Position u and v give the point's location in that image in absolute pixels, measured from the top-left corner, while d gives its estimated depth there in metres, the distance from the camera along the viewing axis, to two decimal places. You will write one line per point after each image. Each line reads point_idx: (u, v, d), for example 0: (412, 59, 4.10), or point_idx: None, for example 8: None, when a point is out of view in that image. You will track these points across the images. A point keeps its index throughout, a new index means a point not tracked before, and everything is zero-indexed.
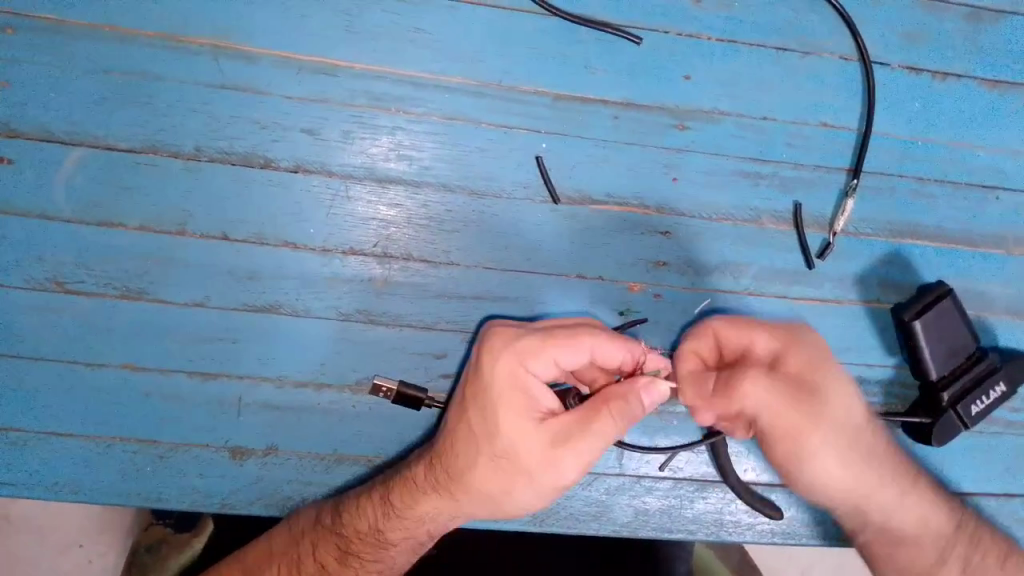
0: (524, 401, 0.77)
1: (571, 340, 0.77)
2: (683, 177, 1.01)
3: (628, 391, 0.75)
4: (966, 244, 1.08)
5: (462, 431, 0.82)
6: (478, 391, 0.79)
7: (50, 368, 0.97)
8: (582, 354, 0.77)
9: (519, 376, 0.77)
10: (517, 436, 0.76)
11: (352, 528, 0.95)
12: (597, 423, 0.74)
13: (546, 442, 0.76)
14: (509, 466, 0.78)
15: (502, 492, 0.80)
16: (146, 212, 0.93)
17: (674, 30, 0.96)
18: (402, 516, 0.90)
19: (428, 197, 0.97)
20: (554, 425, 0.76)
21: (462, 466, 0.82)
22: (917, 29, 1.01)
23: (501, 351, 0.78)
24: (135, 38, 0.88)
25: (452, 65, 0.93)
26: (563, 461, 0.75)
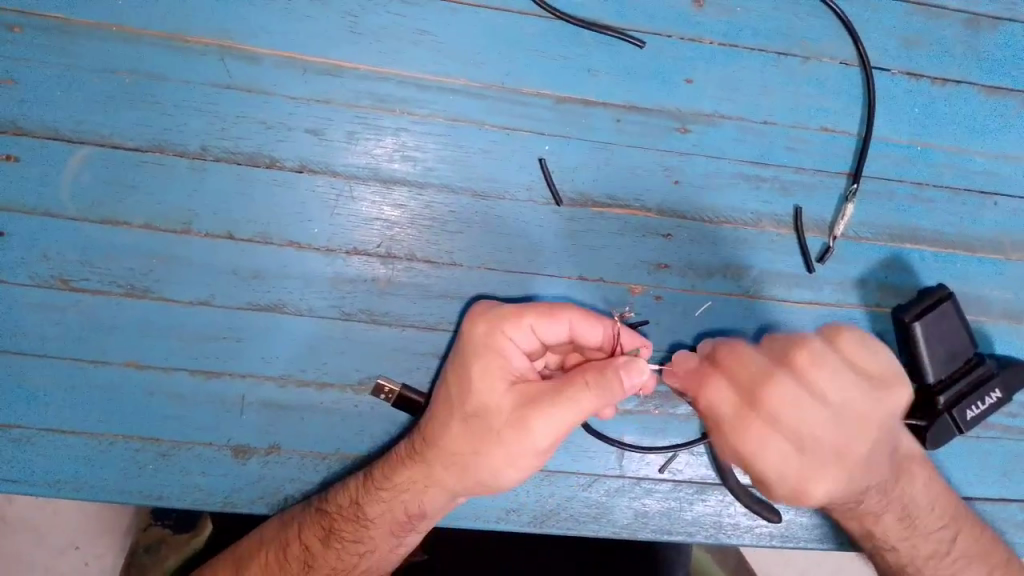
0: (498, 364, 0.78)
1: (546, 308, 0.81)
2: (684, 180, 1.01)
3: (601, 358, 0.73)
4: (965, 249, 1.09)
5: (443, 400, 0.83)
6: (457, 359, 0.82)
7: (54, 365, 0.97)
8: (560, 324, 0.82)
9: (496, 340, 0.79)
10: (491, 395, 0.78)
11: (336, 504, 0.96)
12: (571, 389, 0.73)
13: (517, 403, 0.76)
14: (482, 430, 0.79)
15: (477, 458, 0.80)
16: (151, 211, 0.93)
17: (677, 34, 0.97)
18: (382, 488, 0.92)
19: (431, 198, 0.97)
20: (526, 389, 0.76)
21: (440, 434, 0.83)
22: (917, 36, 1.02)
23: (479, 317, 0.81)
24: (143, 38, 0.89)
25: (456, 67, 0.94)
26: (533, 424, 0.74)
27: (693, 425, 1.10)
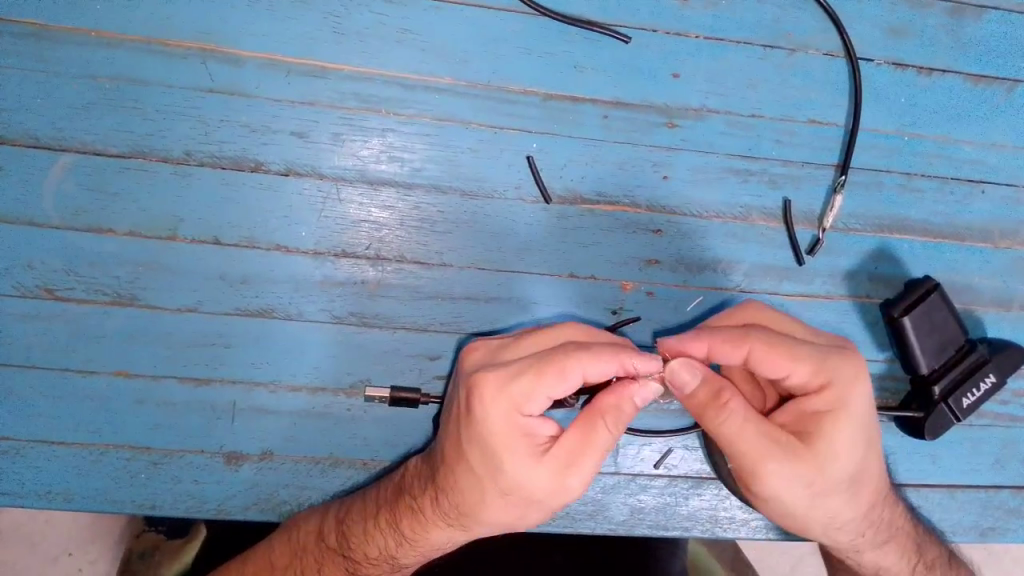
0: (524, 441, 0.71)
1: (557, 369, 0.69)
2: (673, 175, 1.01)
3: (619, 400, 0.70)
4: (953, 238, 1.10)
5: (462, 470, 0.76)
6: (472, 438, 0.73)
7: (41, 377, 0.96)
8: (573, 380, 0.69)
9: (515, 416, 0.71)
10: (525, 474, 0.71)
11: (361, 552, 0.93)
12: (599, 440, 0.71)
13: (554, 472, 0.71)
14: (524, 502, 0.73)
15: (519, 522, 0.75)
16: (136, 218, 0.92)
17: (662, 29, 0.96)
18: (415, 544, 0.88)
19: (419, 199, 0.97)
20: (560, 455, 0.71)
21: (473, 505, 0.76)
22: (901, 26, 1.02)
23: (491, 394, 0.71)
24: (123, 43, 0.88)
25: (441, 66, 0.93)
26: (576, 484, 0.71)
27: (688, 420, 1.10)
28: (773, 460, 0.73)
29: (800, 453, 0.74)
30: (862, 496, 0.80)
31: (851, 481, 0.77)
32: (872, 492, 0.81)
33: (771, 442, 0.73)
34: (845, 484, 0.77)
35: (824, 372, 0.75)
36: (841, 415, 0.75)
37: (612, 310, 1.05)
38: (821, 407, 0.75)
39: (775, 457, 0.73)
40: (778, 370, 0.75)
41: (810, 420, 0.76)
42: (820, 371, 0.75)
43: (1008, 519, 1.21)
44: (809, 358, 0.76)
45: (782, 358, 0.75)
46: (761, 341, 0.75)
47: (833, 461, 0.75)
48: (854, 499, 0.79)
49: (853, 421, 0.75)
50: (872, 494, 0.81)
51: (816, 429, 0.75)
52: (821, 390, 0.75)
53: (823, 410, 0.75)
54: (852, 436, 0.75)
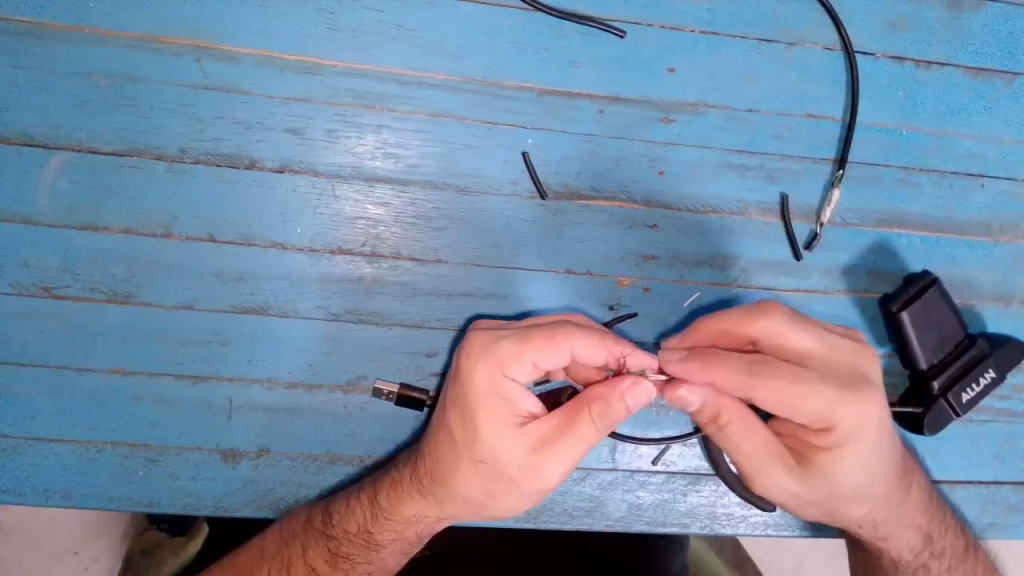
0: (504, 407, 0.72)
1: (545, 339, 0.70)
2: (669, 170, 1.01)
3: (609, 393, 0.69)
4: (953, 232, 1.09)
5: (445, 438, 0.78)
6: (458, 399, 0.74)
7: (39, 375, 0.96)
8: (559, 353, 0.70)
9: (500, 380, 0.71)
10: (499, 444, 0.72)
11: (341, 530, 0.94)
12: (578, 426, 0.70)
13: (528, 447, 0.72)
14: (496, 474, 0.74)
15: (490, 499, 0.77)
16: (132, 216, 0.92)
17: (658, 23, 0.96)
18: (390, 517, 0.89)
19: (415, 195, 0.97)
20: (536, 431, 0.71)
21: (448, 473, 0.79)
22: (899, 19, 1.01)
23: (480, 354, 0.72)
24: (117, 40, 0.88)
25: (436, 62, 0.93)
26: (545, 466, 0.71)
27: (685, 416, 1.10)
28: (777, 473, 0.79)
29: (802, 464, 0.78)
30: (866, 495, 0.85)
31: (852, 484, 0.81)
32: (878, 489, 0.85)
33: (771, 462, 0.78)
34: (842, 491, 0.82)
35: (829, 416, 0.73)
36: (847, 440, 0.76)
37: (609, 306, 1.05)
38: (822, 440, 0.76)
39: (772, 472, 0.78)
40: (785, 412, 0.72)
41: (817, 440, 0.77)
42: (830, 415, 0.73)
43: (1009, 515, 1.21)
44: (821, 401, 0.72)
45: (790, 401, 0.71)
46: (767, 385, 0.71)
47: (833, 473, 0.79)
48: (853, 500, 0.84)
49: (859, 446, 0.76)
50: (878, 494, 0.85)
51: (820, 448, 0.77)
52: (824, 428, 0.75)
53: (830, 437, 0.75)
54: (857, 455, 0.77)
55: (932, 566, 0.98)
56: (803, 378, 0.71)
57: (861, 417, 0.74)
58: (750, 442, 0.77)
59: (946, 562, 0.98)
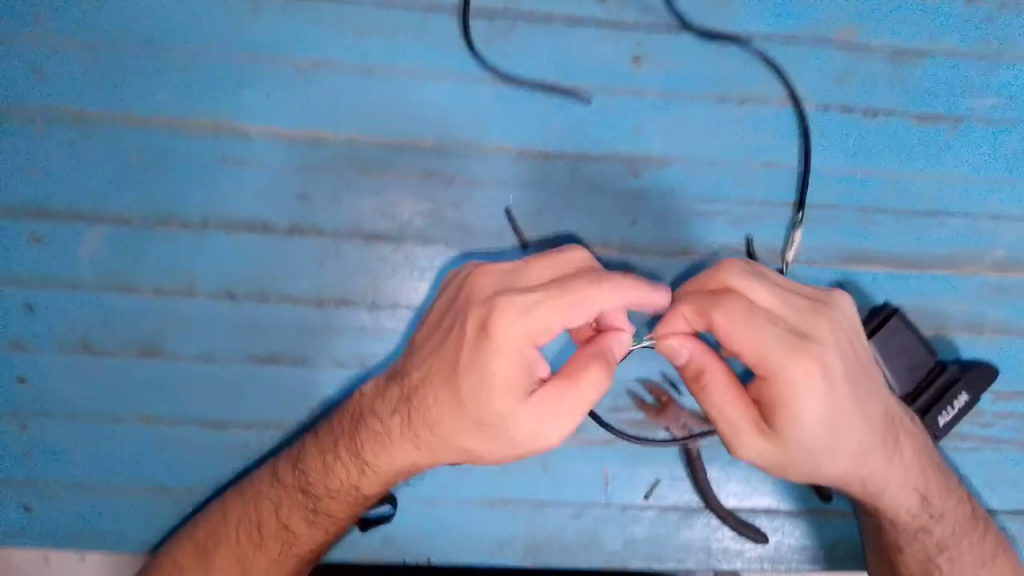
0: (524, 374, 0.78)
1: (579, 300, 0.75)
2: (641, 219, 1.11)
3: (603, 351, 0.81)
4: (917, 266, 1.16)
5: (447, 391, 0.81)
6: (477, 362, 0.78)
7: (77, 425, 1.07)
8: (584, 314, 0.76)
9: (524, 343, 0.76)
10: (509, 408, 0.78)
11: (320, 486, 0.96)
12: (585, 394, 0.79)
13: (534, 407, 0.78)
14: (498, 433, 0.81)
15: (486, 452, 0.83)
16: (160, 278, 1.04)
17: (621, 89, 1.08)
18: (379, 470, 0.91)
19: (410, 250, 1.07)
20: (546, 398, 0.78)
21: (446, 429, 0.82)
22: (844, 74, 1.12)
23: (512, 317, 0.76)
24: (149, 126, 1.02)
25: (425, 131, 1.05)
26: (548, 428, 0.79)
27: (672, 450, 1.15)
28: (750, 435, 0.83)
29: (766, 427, 0.82)
30: (843, 457, 0.86)
31: (820, 445, 0.83)
32: (854, 451, 0.86)
33: (746, 421, 0.83)
34: (814, 451, 0.83)
35: (766, 361, 0.77)
36: (792, 393, 0.79)
37: None
38: (772, 395, 0.79)
39: (744, 430, 0.83)
40: (737, 350, 0.78)
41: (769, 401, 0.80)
42: (763, 359, 0.77)
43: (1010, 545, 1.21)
44: (763, 340, 0.77)
45: (737, 339, 0.78)
46: (723, 321, 0.78)
47: (795, 434, 0.81)
48: (830, 461, 0.86)
49: (806, 400, 0.79)
50: (857, 454, 0.87)
51: (772, 407, 0.80)
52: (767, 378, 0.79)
53: (776, 389, 0.79)
54: (811, 411, 0.80)
55: (933, 529, 0.99)
56: (748, 319, 0.78)
57: (803, 357, 0.78)
58: (727, 396, 0.82)
59: (948, 526, 1.00)
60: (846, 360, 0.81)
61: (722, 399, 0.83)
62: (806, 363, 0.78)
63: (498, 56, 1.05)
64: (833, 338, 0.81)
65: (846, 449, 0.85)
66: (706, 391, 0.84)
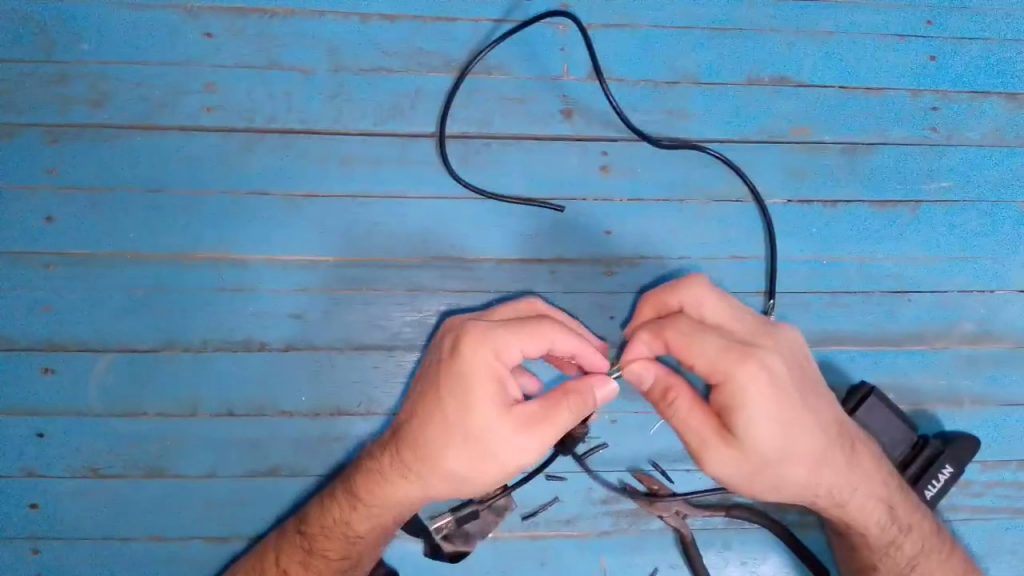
0: (498, 389, 0.81)
1: (538, 329, 0.82)
2: (619, 314, 1.15)
3: (583, 389, 0.83)
4: (892, 344, 1.20)
5: (431, 407, 0.83)
6: (452, 380, 0.81)
7: (82, 548, 1.09)
8: (542, 344, 0.83)
9: (493, 360, 0.81)
10: (489, 419, 0.80)
11: (316, 526, 0.97)
12: (554, 412, 0.81)
13: (516, 423, 0.80)
14: (482, 451, 0.81)
15: (472, 474, 0.82)
16: (165, 400, 1.10)
17: (590, 196, 1.15)
18: (369, 502, 0.92)
19: (401, 358, 1.12)
20: (523, 412, 0.81)
21: (433, 450, 0.83)
22: (800, 169, 1.20)
23: (479, 339, 0.80)
24: (153, 260, 1.10)
25: (410, 246, 1.12)
26: (527, 441, 0.80)
27: (669, 538, 1.16)
28: (715, 445, 0.82)
29: (728, 434, 0.81)
30: (804, 463, 0.86)
31: (779, 452, 0.83)
32: (815, 459, 0.86)
33: (711, 433, 0.82)
34: (777, 460, 0.83)
35: (716, 368, 0.80)
36: (745, 399, 0.79)
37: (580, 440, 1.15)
38: (724, 403, 0.80)
39: (710, 444, 0.82)
40: (689, 362, 0.81)
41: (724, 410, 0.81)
42: (714, 366, 0.80)
43: None
44: (708, 350, 0.80)
45: (685, 350, 0.82)
46: (673, 336, 0.83)
47: (754, 439, 0.81)
48: (794, 468, 0.86)
49: (759, 405, 0.80)
50: (820, 460, 0.87)
51: (728, 412, 0.80)
52: (719, 387, 0.80)
53: (728, 396, 0.80)
54: (763, 417, 0.80)
55: (903, 541, 1.02)
56: (693, 332, 0.82)
57: (749, 361, 0.79)
58: (688, 412, 0.83)
59: (919, 542, 1.03)
60: (793, 367, 0.83)
61: (688, 416, 0.83)
62: (753, 366, 0.79)
63: (474, 174, 1.14)
64: (779, 345, 0.84)
65: (806, 456, 0.85)
66: (672, 411, 0.85)
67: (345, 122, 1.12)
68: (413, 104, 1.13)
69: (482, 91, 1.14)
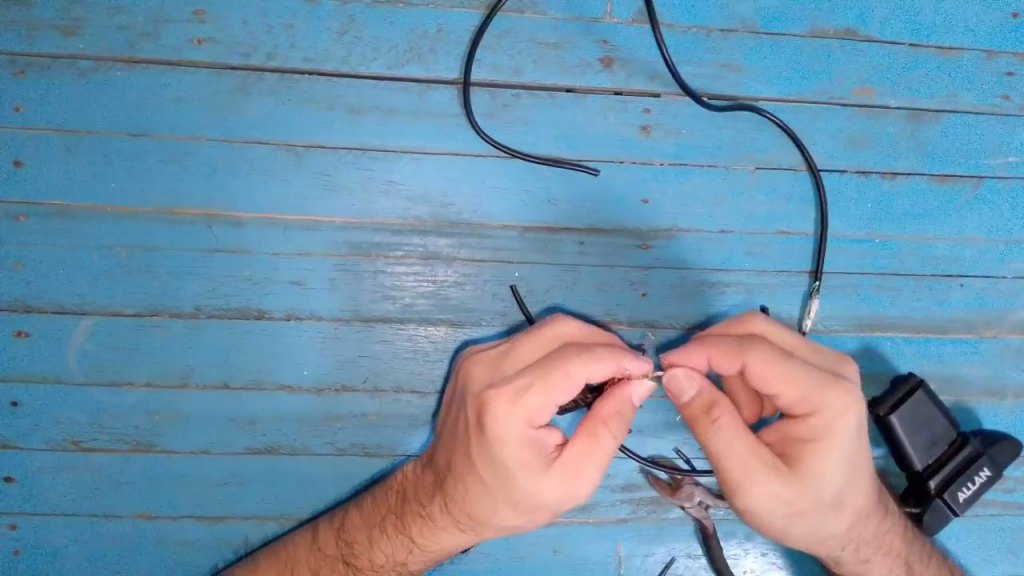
0: (533, 450, 0.72)
1: (565, 377, 0.70)
2: (651, 292, 1.06)
3: (619, 406, 0.72)
4: (938, 331, 1.12)
5: (470, 478, 0.76)
6: (480, 449, 0.73)
7: (66, 524, 1.01)
8: (575, 386, 0.70)
9: (524, 425, 0.71)
10: (534, 485, 0.72)
11: (365, 560, 0.92)
12: (597, 444, 0.72)
13: (561, 480, 0.72)
14: (535, 510, 0.74)
15: (527, 529, 0.76)
16: (152, 370, 1.00)
17: (627, 159, 1.04)
18: (424, 547, 0.87)
19: (413, 331, 1.02)
20: (566, 464, 0.72)
21: (482, 515, 0.77)
22: (860, 137, 1.08)
23: (505, 409, 0.70)
24: (137, 214, 0.98)
25: (426, 209, 1.01)
26: (578, 489, 0.72)
27: (689, 527, 1.11)
28: (760, 477, 0.74)
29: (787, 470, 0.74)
30: (843, 516, 0.79)
31: (836, 492, 0.76)
32: (856, 510, 0.80)
33: (757, 463, 0.73)
34: (829, 501, 0.76)
35: (810, 399, 0.73)
36: (832, 431, 0.73)
37: None
38: (805, 432, 0.74)
39: (758, 470, 0.73)
40: (778, 394, 0.74)
41: (796, 441, 0.75)
42: (810, 400, 0.73)
43: None
44: (799, 381, 0.73)
45: (773, 386, 0.73)
46: (756, 368, 0.72)
47: (812, 478, 0.74)
48: (836, 515, 0.78)
49: (839, 447, 0.74)
50: (859, 510, 0.81)
51: (803, 445, 0.74)
52: (809, 415, 0.74)
53: (816, 425, 0.74)
54: (836, 461, 0.74)
55: None
56: (785, 361, 0.73)
57: (847, 392, 0.74)
58: (745, 439, 0.73)
59: None
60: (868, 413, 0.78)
61: (735, 444, 0.73)
62: (849, 399, 0.73)
63: (500, 130, 1.01)
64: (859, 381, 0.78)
65: (849, 507, 0.79)
66: (710, 432, 0.73)
67: (355, 63, 0.98)
68: (434, 45, 0.99)
69: (514, 31, 1.00)
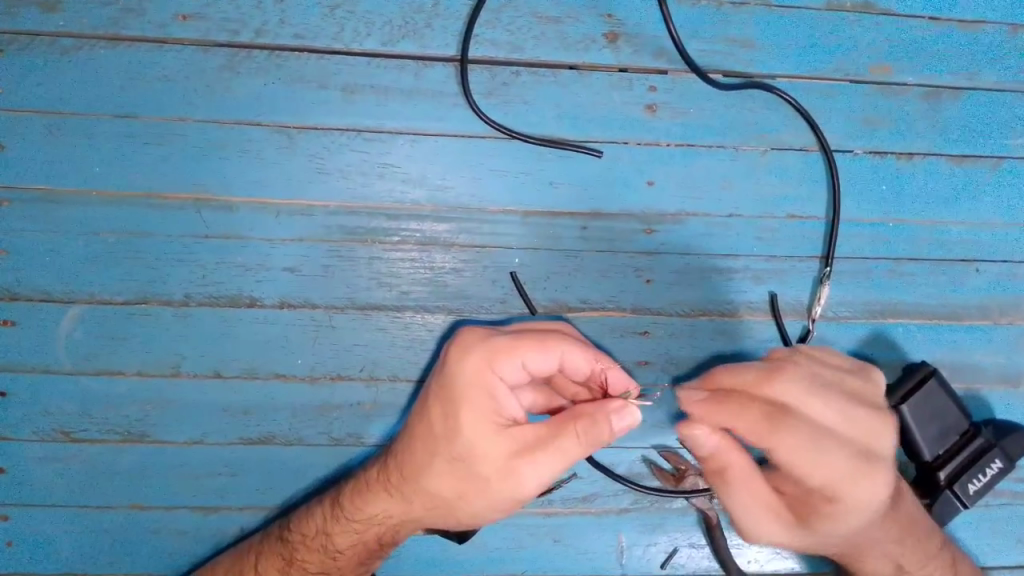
0: (488, 403, 0.67)
1: (542, 341, 0.68)
2: (656, 278, 1.02)
3: (596, 411, 0.65)
4: (951, 318, 1.09)
5: (422, 425, 0.71)
6: (439, 390, 0.69)
7: (59, 514, 1.00)
8: (551, 355, 0.69)
9: (486, 374, 0.67)
10: (477, 441, 0.67)
11: (299, 533, 0.86)
12: (557, 431, 0.65)
13: (508, 449, 0.66)
14: (472, 474, 0.68)
15: (459, 500, 0.70)
16: (142, 359, 0.97)
17: (633, 140, 0.99)
18: (353, 518, 0.81)
19: (409, 319, 0.99)
20: (520, 432, 0.66)
21: (419, 469, 0.72)
22: (876, 116, 1.03)
23: (473, 347, 0.68)
24: (123, 199, 0.94)
25: (424, 194, 0.97)
26: (520, 465, 0.65)
27: (691, 517, 1.09)
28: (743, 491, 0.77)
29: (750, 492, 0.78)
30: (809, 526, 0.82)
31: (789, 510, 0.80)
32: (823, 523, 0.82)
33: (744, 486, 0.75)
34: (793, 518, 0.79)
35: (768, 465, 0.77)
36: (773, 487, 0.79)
37: None
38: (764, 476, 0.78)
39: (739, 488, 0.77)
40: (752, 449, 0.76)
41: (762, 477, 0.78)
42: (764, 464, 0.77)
43: None
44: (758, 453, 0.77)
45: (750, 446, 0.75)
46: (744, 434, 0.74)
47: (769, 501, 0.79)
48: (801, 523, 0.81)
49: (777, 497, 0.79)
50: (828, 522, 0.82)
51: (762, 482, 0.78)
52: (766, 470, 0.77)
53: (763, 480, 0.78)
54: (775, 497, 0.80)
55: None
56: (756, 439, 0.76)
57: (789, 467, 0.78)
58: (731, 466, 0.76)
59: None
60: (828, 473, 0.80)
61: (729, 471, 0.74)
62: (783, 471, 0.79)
63: (500, 110, 0.97)
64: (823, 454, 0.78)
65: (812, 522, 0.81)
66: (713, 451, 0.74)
67: (348, 39, 0.94)
68: (430, 21, 0.95)
69: (514, 5, 0.96)
